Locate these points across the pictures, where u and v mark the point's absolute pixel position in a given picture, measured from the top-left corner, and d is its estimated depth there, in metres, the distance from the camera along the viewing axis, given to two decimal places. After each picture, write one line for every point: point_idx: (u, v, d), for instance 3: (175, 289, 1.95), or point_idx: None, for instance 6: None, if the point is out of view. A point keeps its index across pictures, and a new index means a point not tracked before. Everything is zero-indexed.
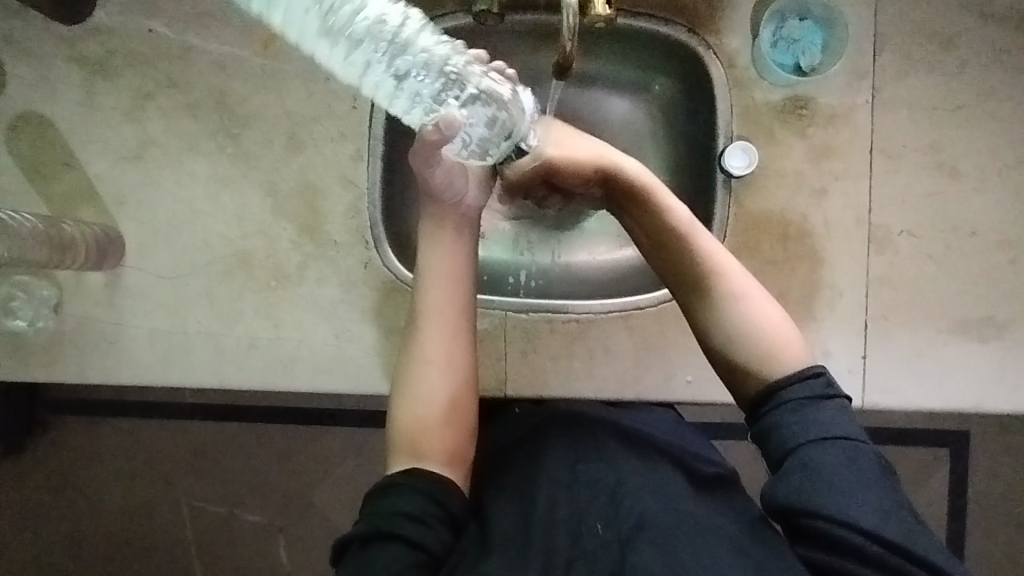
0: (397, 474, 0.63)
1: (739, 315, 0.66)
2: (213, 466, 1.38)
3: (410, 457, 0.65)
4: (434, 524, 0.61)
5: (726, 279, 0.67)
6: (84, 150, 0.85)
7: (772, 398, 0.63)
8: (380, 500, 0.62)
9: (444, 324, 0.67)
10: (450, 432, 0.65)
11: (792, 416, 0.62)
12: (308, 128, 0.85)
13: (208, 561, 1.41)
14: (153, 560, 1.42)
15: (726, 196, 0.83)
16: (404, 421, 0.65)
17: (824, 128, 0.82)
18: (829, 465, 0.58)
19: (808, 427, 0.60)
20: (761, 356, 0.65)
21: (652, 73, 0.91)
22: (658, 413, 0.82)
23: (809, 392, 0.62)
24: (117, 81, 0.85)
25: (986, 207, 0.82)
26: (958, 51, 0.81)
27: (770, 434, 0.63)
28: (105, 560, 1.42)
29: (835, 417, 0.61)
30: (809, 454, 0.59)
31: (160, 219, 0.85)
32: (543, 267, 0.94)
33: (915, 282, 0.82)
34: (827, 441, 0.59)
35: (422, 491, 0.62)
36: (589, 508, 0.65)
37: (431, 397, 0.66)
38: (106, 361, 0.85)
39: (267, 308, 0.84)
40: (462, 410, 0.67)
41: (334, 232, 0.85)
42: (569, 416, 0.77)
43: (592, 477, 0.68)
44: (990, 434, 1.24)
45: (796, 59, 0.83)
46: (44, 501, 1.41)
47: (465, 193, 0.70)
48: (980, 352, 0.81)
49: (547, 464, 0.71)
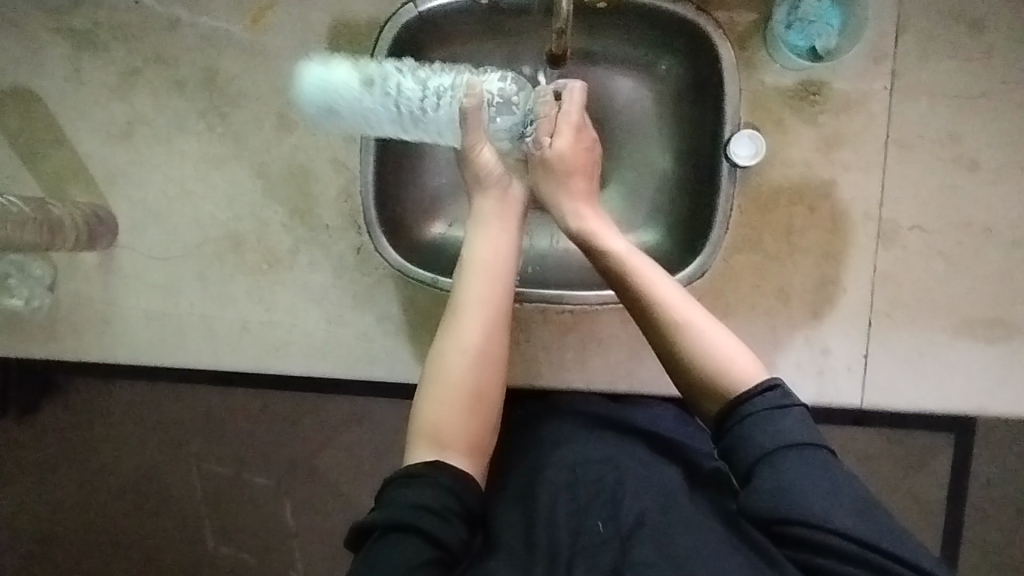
0: (420, 466, 0.61)
1: (693, 327, 0.66)
2: (216, 434, 1.39)
3: (434, 447, 0.63)
4: (454, 521, 0.59)
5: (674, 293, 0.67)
6: (73, 127, 0.84)
7: (733, 412, 0.62)
8: (400, 491, 0.59)
9: (483, 315, 0.67)
10: (474, 423, 0.64)
11: (753, 429, 0.60)
12: (298, 108, 0.82)
13: (212, 525, 1.44)
14: (159, 523, 1.45)
15: (731, 186, 0.79)
16: (433, 408, 0.64)
17: (837, 116, 0.78)
18: (792, 473, 0.57)
19: (769, 437, 0.59)
20: (714, 366, 0.65)
21: (658, 51, 0.86)
22: (660, 408, 0.81)
23: (766, 403, 0.61)
24: (104, 55, 0.83)
25: (1005, 203, 0.78)
26: (985, 34, 0.76)
27: (734, 448, 0.61)
28: (113, 521, 1.46)
29: (795, 425, 0.60)
30: (772, 464, 0.58)
31: (152, 198, 0.84)
32: (540, 253, 0.92)
33: (923, 280, 0.79)
34: (791, 449, 0.58)
35: (443, 486, 0.60)
36: (591, 505, 0.64)
37: (458, 385, 0.65)
38: (101, 340, 0.85)
39: (259, 292, 0.84)
40: (480, 408, 0.65)
41: (326, 216, 0.83)
42: (568, 416, 0.77)
43: (592, 475, 0.67)
44: (995, 427, 1.22)
45: (810, 42, 0.78)
46: (56, 462, 1.45)
47: (511, 187, 0.75)
48: (985, 354, 0.79)
49: (549, 465, 0.70)
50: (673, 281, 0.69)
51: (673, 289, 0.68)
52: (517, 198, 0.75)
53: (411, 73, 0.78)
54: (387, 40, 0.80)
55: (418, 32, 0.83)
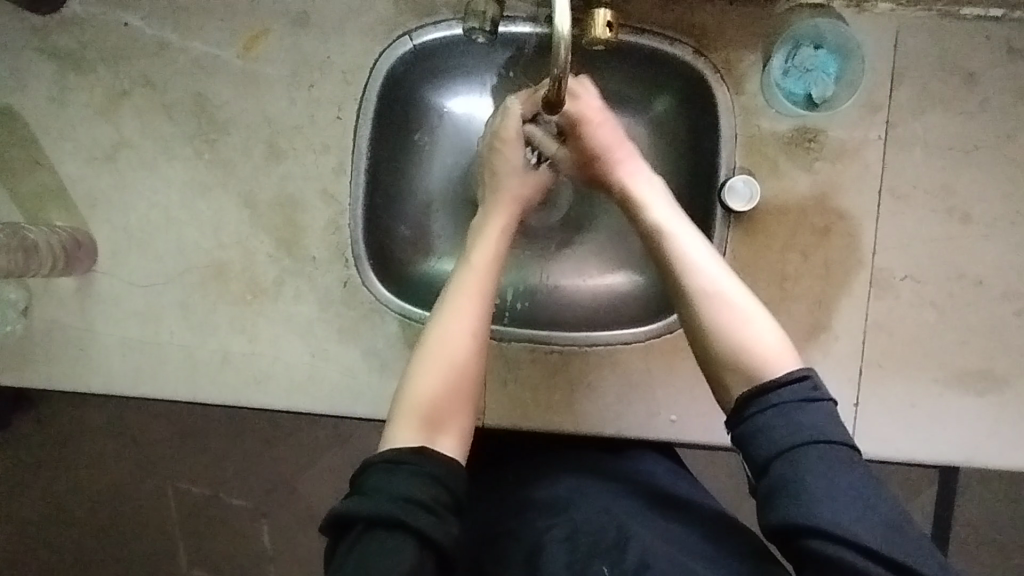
0: (405, 452, 0.58)
1: (716, 309, 0.64)
2: (182, 458, 1.33)
3: (422, 431, 0.61)
4: (444, 515, 0.56)
5: (694, 273, 0.66)
6: (54, 148, 0.81)
7: (756, 400, 0.60)
8: (386, 478, 0.56)
9: (474, 302, 0.67)
10: (455, 393, 0.63)
11: (777, 420, 0.58)
12: (289, 137, 0.81)
13: (174, 559, 1.36)
14: (116, 554, 1.37)
15: (724, 230, 0.79)
16: (423, 393, 0.62)
17: (832, 163, 0.78)
18: (813, 473, 0.55)
19: (793, 431, 0.57)
20: (738, 351, 0.62)
21: (654, 89, 0.86)
22: (658, 461, 0.79)
23: (794, 395, 0.59)
24: (90, 76, 0.81)
25: (997, 255, 0.78)
26: (980, 88, 0.77)
27: (751, 437, 0.59)
28: (69, 551, 1.37)
29: (822, 421, 0.58)
30: (793, 462, 0.56)
31: (134, 224, 0.82)
32: (531, 287, 0.89)
33: (915, 330, 0.79)
34: (815, 447, 0.56)
35: (430, 475, 0.57)
36: (595, 554, 0.59)
37: (453, 355, 0.64)
38: (76, 368, 0.82)
39: (242, 322, 0.82)
40: (475, 376, 0.65)
41: (313, 247, 0.81)
42: (563, 467, 0.75)
43: (596, 523, 0.63)
44: (988, 478, 1.20)
45: (806, 89, 0.78)
46: (12, 485, 1.36)
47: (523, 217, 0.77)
48: (976, 406, 0.78)
49: (541, 513, 0.66)
50: (700, 245, 0.67)
51: (693, 252, 0.67)
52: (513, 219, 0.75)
53: (456, 137, 0.91)
54: (380, 72, 0.80)
55: (413, 63, 0.83)
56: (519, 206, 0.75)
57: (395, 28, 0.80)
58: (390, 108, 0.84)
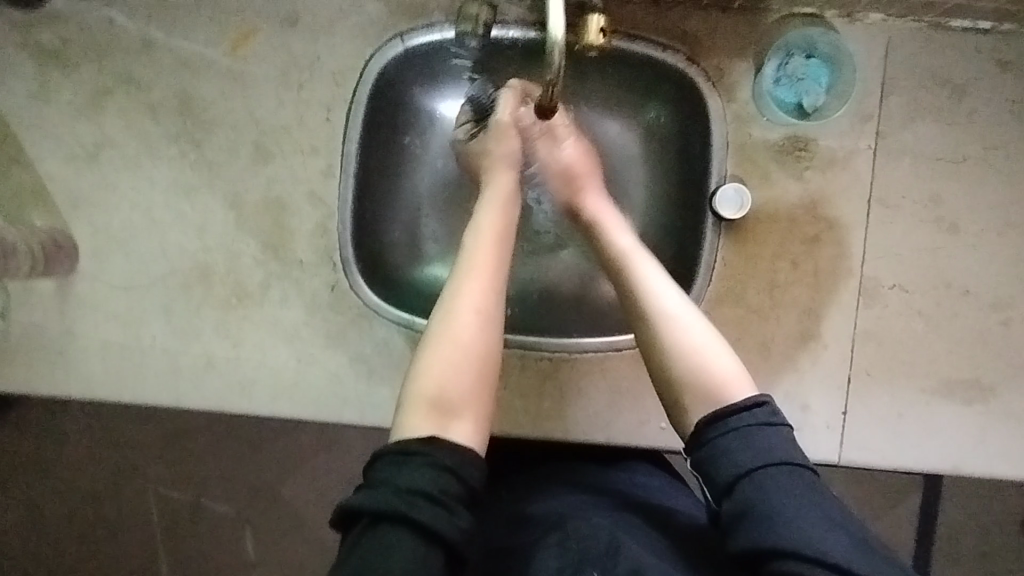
0: (415, 442, 0.55)
1: (669, 332, 0.63)
2: (164, 464, 1.30)
3: (434, 418, 0.58)
4: (454, 510, 0.53)
5: (652, 296, 0.65)
6: (35, 147, 0.79)
7: (717, 424, 0.59)
8: (393, 471, 0.54)
9: (481, 282, 0.64)
10: (471, 381, 0.60)
11: (737, 443, 0.58)
12: (276, 139, 0.79)
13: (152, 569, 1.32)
14: (92, 564, 1.32)
15: (715, 238, 0.79)
16: (432, 379, 0.59)
17: (822, 172, 0.78)
18: (779, 495, 0.54)
19: (754, 454, 0.57)
20: (693, 371, 0.62)
21: (645, 96, 0.86)
22: (650, 474, 0.78)
23: (753, 419, 0.59)
24: (73, 73, 0.79)
25: (985, 266, 0.78)
26: (968, 99, 0.77)
27: (712, 461, 0.58)
28: (41, 561, 1.33)
29: (782, 445, 0.57)
30: (757, 484, 0.55)
31: (116, 225, 0.80)
32: (521, 293, 0.89)
33: (903, 339, 0.79)
34: (777, 467, 0.56)
35: (442, 465, 0.54)
36: (587, 560, 0.56)
37: (464, 342, 0.61)
38: (53, 372, 0.80)
39: (227, 327, 0.80)
40: (487, 365, 0.61)
41: (301, 251, 0.80)
42: (559, 482, 0.73)
43: (585, 531, 0.60)
44: (974, 489, 1.20)
45: (797, 98, 0.78)
46: None
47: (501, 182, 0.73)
48: (962, 415, 0.79)
49: (533, 526, 0.65)
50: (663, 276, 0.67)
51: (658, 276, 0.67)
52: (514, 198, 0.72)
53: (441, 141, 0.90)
54: (370, 75, 0.79)
55: (404, 66, 0.83)
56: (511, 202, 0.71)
57: (387, 30, 0.80)
58: (379, 110, 0.83)
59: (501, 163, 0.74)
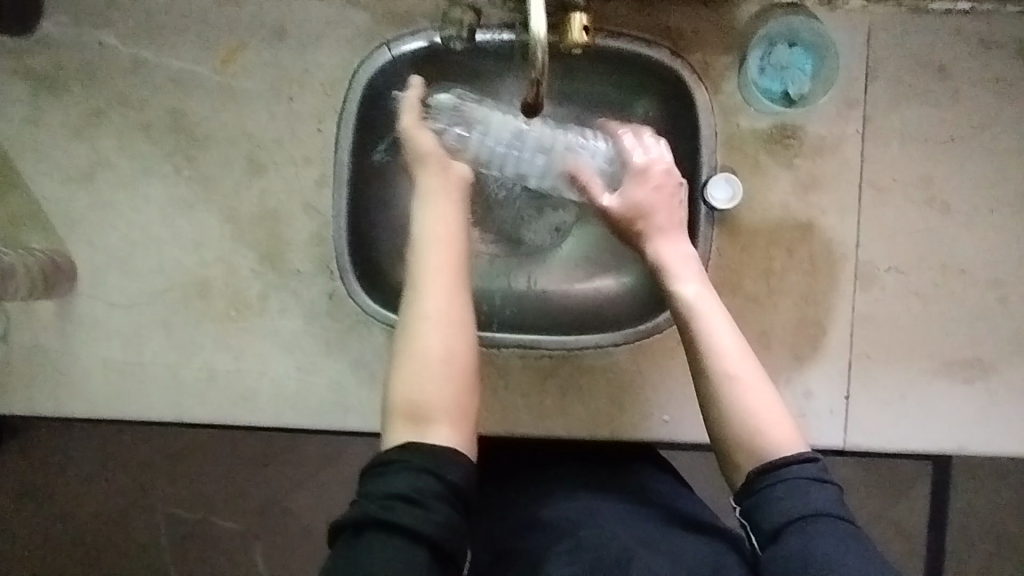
0: (392, 452, 0.53)
1: (732, 394, 0.59)
2: (170, 482, 1.30)
3: (414, 426, 0.55)
4: (435, 507, 0.51)
5: (721, 351, 0.60)
6: (30, 170, 0.80)
7: (767, 474, 0.57)
8: (373, 480, 0.53)
9: (441, 290, 0.58)
10: (449, 387, 0.56)
11: (786, 492, 0.56)
12: (269, 151, 0.80)
13: None
14: None
15: (709, 229, 0.79)
16: (403, 388, 0.56)
17: (811, 159, 0.79)
18: (826, 545, 0.53)
19: (802, 505, 0.55)
20: (748, 429, 0.58)
21: (633, 93, 0.85)
22: (658, 477, 0.78)
23: (804, 473, 0.57)
24: (65, 96, 0.80)
25: (979, 244, 0.79)
26: (952, 80, 0.78)
27: (759, 508, 0.57)
28: None
29: (832, 501, 0.55)
30: (803, 533, 0.54)
31: (113, 243, 0.81)
32: (518, 293, 0.89)
33: (902, 321, 0.79)
34: (826, 520, 0.54)
35: (421, 468, 0.52)
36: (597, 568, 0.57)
37: (429, 354, 0.56)
38: (57, 393, 0.80)
39: (227, 339, 0.80)
40: (463, 375, 0.57)
41: (297, 260, 0.81)
42: (563, 485, 0.73)
43: (596, 540, 0.60)
44: (984, 474, 1.20)
45: (784, 87, 0.79)
46: None
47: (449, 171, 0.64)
48: (965, 394, 0.79)
49: (542, 530, 0.65)
50: (730, 335, 0.60)
51: (726, 334, 0.60)
52: (461, 180, 0.64)
53: None
54: (359, 83, 0.80)
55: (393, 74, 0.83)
56: (458, 190, 0.63)
57: (373, 37, 0.81)
58: (370, 120, 0.83)
59: (422, 163, 0.65)
